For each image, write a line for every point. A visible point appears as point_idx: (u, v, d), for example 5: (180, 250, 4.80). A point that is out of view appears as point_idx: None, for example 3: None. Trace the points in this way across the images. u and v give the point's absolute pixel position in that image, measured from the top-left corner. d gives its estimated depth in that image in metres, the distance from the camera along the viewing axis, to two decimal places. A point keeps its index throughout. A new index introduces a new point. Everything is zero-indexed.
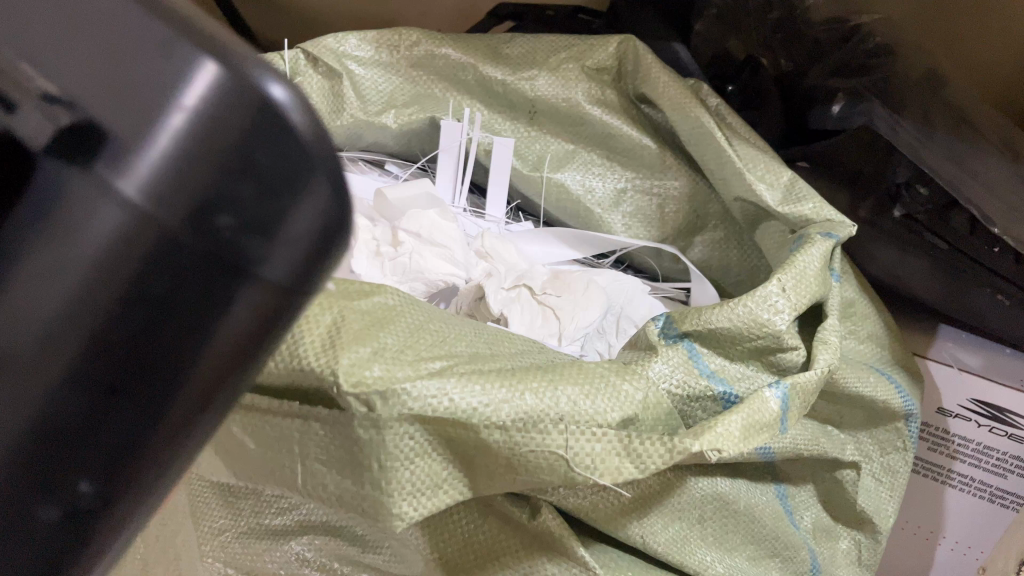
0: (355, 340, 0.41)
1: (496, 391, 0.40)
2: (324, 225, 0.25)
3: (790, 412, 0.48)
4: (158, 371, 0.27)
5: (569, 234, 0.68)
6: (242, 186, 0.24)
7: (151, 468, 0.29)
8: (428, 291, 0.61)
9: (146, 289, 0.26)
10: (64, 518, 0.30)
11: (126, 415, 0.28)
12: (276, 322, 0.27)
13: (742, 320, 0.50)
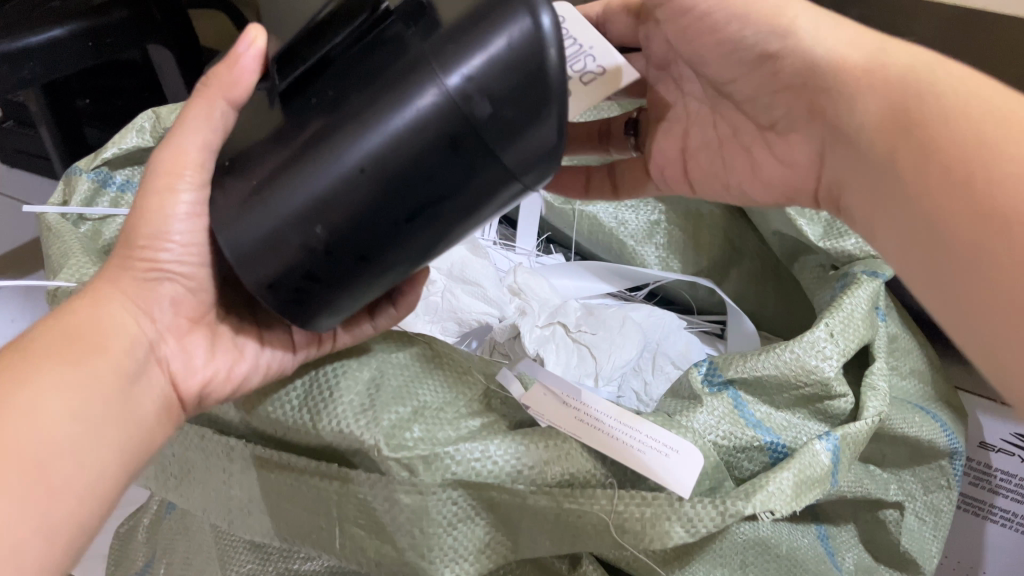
0: (395, 400, 0.40)
1: (541, 451, 0.40)
2: (551, 148, 0.30)
3: (841, 465, 0.46)
4: (432, 199, 0.31)
5: (601, 267, 0.66)
6: (500, 96, 0.29)
7: (403, 259, 0.33)
8: (460, 331, 0.60)
9: (404, 143, 0.30)
10: (302, 284, 0.34)
11: (398, 222, 0.31)
12: (488, 203, 0.31)
13: (789, 366, 0.48)
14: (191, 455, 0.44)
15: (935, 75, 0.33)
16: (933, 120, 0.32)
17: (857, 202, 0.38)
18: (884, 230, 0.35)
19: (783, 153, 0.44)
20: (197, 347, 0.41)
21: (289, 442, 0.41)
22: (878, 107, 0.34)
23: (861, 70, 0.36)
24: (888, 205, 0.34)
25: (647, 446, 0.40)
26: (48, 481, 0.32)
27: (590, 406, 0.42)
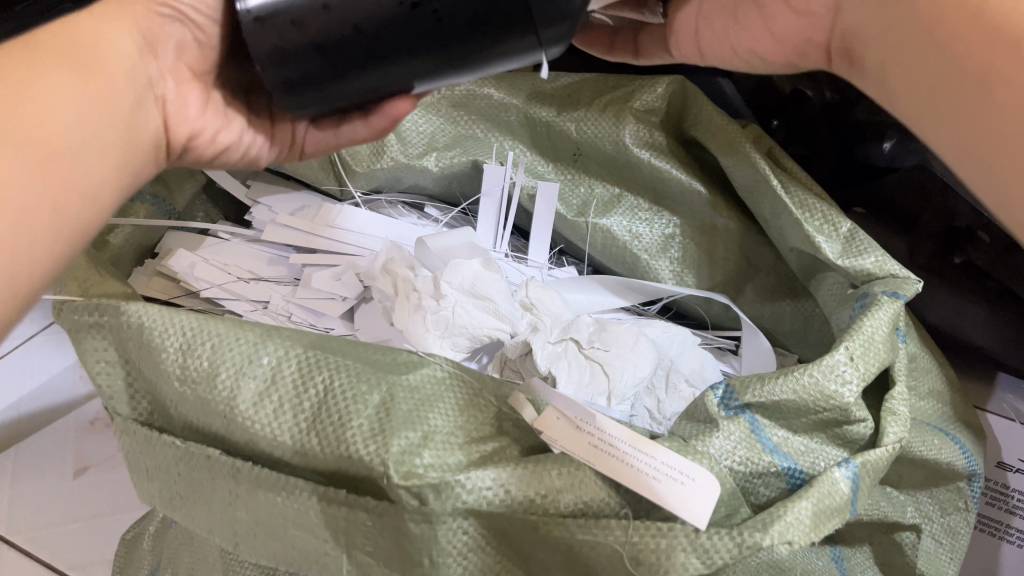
0: (405, 424, 0.39)
1: (555, 478, 0.39)
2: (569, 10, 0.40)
3: (860, 493, 0.45)
4: (441, 33, 0.39)
5: (616, 283, 0.65)
6: None
7: (357, 74, 0.40)
8: (471, 346, 0.59)
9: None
10: (280, 83, 0.40)
11: (386, 41, 0.39)
12: (495, 61, 0.42)
13: (808, 391, 0.47)
14: (196, 475, 0.43)
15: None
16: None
17: (892, 61, 0.43)
18: (915, 89, 0.41)
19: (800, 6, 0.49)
20: (193, 99, 0.48)
21: (294, 465, 0.40)
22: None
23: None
24: (923, 63, 0.40)
25: (661, 474, 0.39)
26: (60, 158, 0.34)
27: (602, 431, 0.40)
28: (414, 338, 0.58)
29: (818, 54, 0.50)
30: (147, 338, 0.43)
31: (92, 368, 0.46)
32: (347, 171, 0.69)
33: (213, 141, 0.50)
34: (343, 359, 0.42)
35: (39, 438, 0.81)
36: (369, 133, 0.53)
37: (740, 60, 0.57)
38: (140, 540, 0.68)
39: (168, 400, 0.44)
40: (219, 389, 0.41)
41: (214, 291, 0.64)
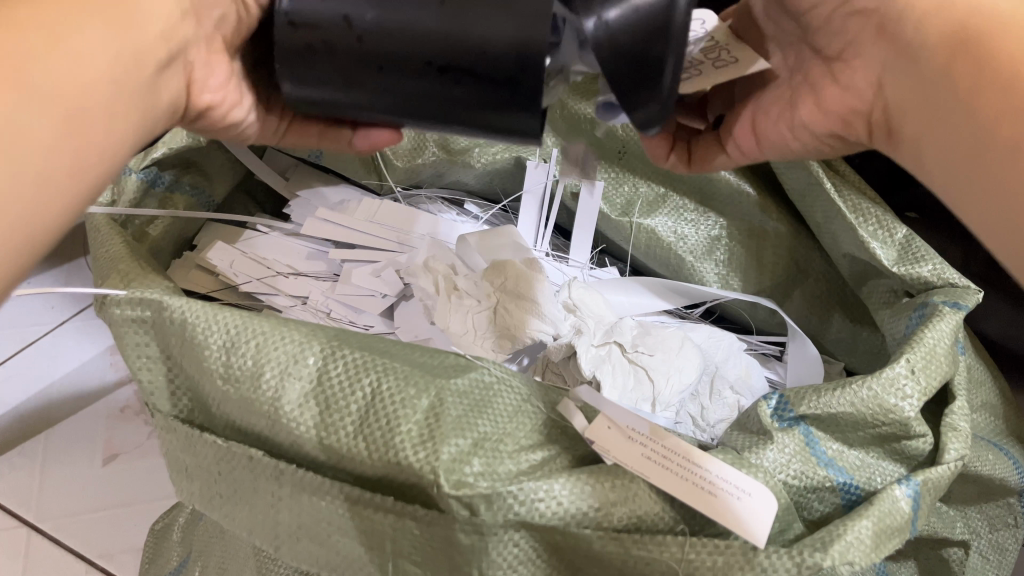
0: (455, 430, 0.38)
1: (610, 490, 0.38)
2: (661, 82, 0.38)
3: (921, 511, 0.44)
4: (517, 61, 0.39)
5: (660, 284, 0.64)
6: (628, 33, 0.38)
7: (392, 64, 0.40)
8: (511, 350, 0.57)
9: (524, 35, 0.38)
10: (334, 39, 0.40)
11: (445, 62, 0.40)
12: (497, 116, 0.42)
13: (866, 405, 0.45)
14: (237, 475, 0.42)
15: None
16: (989, 30, 0.34)
17: (909, 116, 0.39)
18: (940, 146, 0.37)
19: (845, 76, 0.44)
20: (219, 70, 0.47)
21: (340, 470, 0.39)
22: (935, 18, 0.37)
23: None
24: (936, 122, 0.37)
25: (718, 488, 0.38)
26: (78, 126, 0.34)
27: (657, 443, 0.39)
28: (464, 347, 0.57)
29: (859, 126, 0.45)
30: (190, 335, 0.43)
31: (134, 363, 0.45)
32: (386, 165, 0.68)
33: (226, 115, 0.49)
34: (390, 361, 0.41)
35: (69, 424, 0.81)
36: (350, 148, 0.57)
37: (797, 143, 0.49)
38: (170, 531, 0.67)
39: (209, 397, 0.44)
40: (264, 389, 0.40)
41: (253, 284, 0.63)
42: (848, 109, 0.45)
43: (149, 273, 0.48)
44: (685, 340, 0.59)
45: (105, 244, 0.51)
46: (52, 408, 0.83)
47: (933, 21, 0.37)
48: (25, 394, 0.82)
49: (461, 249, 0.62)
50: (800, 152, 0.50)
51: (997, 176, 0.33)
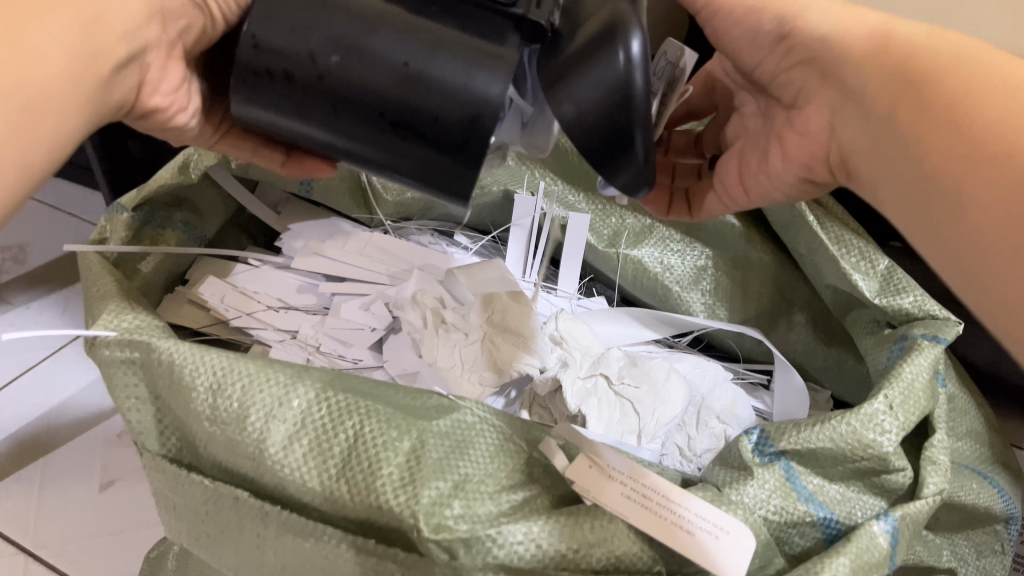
0: (435, 472, 0.39)
1: (588, 531, 0.38)
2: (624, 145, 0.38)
3: (900, 545, 0.44)
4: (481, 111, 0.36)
5: (648, 313, 0.65)
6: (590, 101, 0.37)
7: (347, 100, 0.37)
8: (498, 383, 0.58)
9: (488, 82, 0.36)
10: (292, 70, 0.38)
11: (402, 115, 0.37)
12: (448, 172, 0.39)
13: (845, 440, 0.46)
14: (224, 515, 0.43)
15: (898, 30, 0.37)
16: (934, 72, 0.34)
17: (863, 152, 0.40)
18: (892, 184, 0.37)
19: (798, 121, 0.45)
20: (174, 74, 0.44)
21: (323, 512, 0.40)
22: (876, 64, 0.37)
23: (864, 38, 0.39)
24: (888, 159, 0.37)
25: (697, 527, 0.38)
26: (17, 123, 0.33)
27: (637, 482, 0.39)
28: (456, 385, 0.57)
29: (822, 170, 0.45)
30: (178, 376, 0.43)
31: (122, 404, 0.46)
32: (377, 198, 0.69)
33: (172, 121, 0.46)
34: (373, 403, 0.42)
35: (67, 451, 0.81)
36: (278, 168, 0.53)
37: (773, 188, 0.49)
38: (165, 560, 0.67)
39: (197, 438, 0.44)
40: (248, 431, 0.41)
41: (243, 319, 0.64)
42: (808, 155, 0.45)
43: (138, 311, 0.48)
44: (672, 372, 0.60)
45: (96, 281, 0.52)
46: (49, 435, 0.82)
47: (877, 65, 0.37)
48: (22, 422, 0.83)
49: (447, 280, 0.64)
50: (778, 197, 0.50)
51: (943, 211, 0.33)
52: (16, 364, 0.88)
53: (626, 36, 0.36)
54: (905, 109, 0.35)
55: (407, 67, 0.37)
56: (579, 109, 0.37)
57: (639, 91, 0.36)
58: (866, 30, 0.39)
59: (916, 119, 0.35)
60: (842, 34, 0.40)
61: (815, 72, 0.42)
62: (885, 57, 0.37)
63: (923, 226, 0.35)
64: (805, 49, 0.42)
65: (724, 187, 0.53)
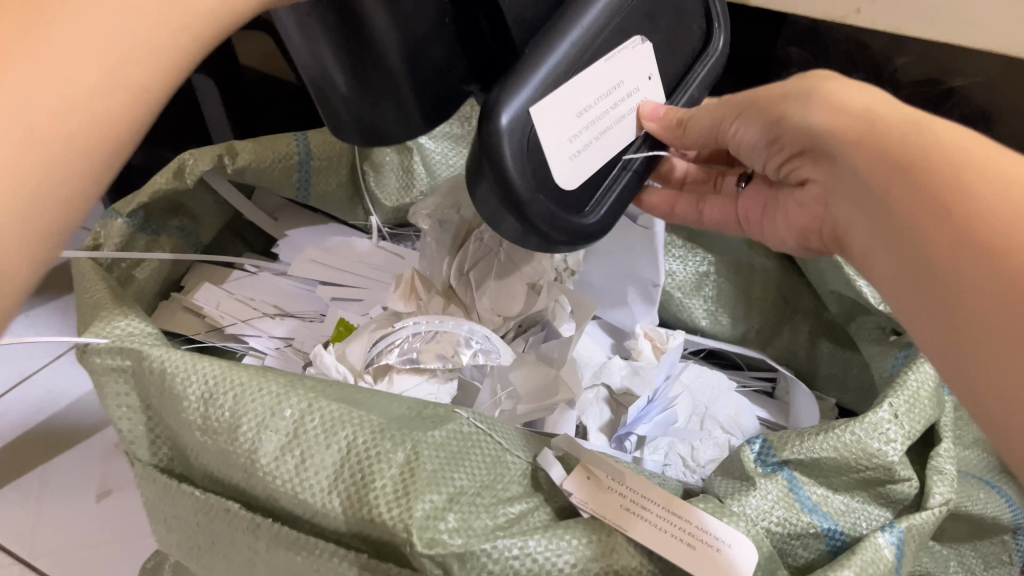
0: (431, 484, 0.38)
1: (582, 547, 0.37)
2: (516, 230, 0.44)
3: (906, 558, 0.43)
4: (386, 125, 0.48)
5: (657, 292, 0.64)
6: (483, 191, 0.42)
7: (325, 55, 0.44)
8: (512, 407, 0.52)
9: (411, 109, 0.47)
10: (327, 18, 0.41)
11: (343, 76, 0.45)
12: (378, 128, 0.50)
13: (850, 449, 0.45)
14: (215, 527, 0.42)
15: (880, 114, 0.36)
16: (925, 162, 0.32)
17: (858, 236, 0.36)
18: (881, 262, 0.34)
19: (802, 196, 0.45)
20: None
21: (315, 524, 0.39)
22: (866, 145, 0.35)
23: (852, 122, 0.37)
24: (885, 246, 0.33)
25: (698, 540, 0.38)
26: None
27: (636, 495, 0.40)
28: (474, 393, 0.55)
29: (818, 238, 0.46)
30: (169, 385, 0.43)
31: (113, 412, 0.45)
32: (375, 204, 0.70)
33: None
34: (366, 413, 0.41)
35: (65, 460, 0.81)
36: None
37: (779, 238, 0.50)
38: (159, 572, 0.65)
39: (189, 447, 0.43)
40: (240, 441, 0.40)
41: (238, 326, 0.62)
42: (809, 223, 0.46)
43: (133, 318, 0.48)
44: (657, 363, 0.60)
45: (90, 287, 0.51)
46: (47, 442, 0.82)
47: (864, 144, 0.35)
48: (22, 428, 0.83)
49: (461, 284, 0.57)
50: (782, 244, 0.51)
51: (933, 290, 0.30)
52: (12, 373, 0.88)
53: (499, 108, 0.40)
54: (890, 190, 0.33)
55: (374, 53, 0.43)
56: (479, 191, 0.43)
57: (510, 176, 0.41)
58: (856, 116, 0.37)
59: (906, 200, 0.32)
60: (831, 121, 0.38)
61: (814, 153, 0.40)
62: (874, 139, 0.35)
63: (912, 300, 0.31)
64: (792, 134, 0.42)
65: (746, 226, 0.54)
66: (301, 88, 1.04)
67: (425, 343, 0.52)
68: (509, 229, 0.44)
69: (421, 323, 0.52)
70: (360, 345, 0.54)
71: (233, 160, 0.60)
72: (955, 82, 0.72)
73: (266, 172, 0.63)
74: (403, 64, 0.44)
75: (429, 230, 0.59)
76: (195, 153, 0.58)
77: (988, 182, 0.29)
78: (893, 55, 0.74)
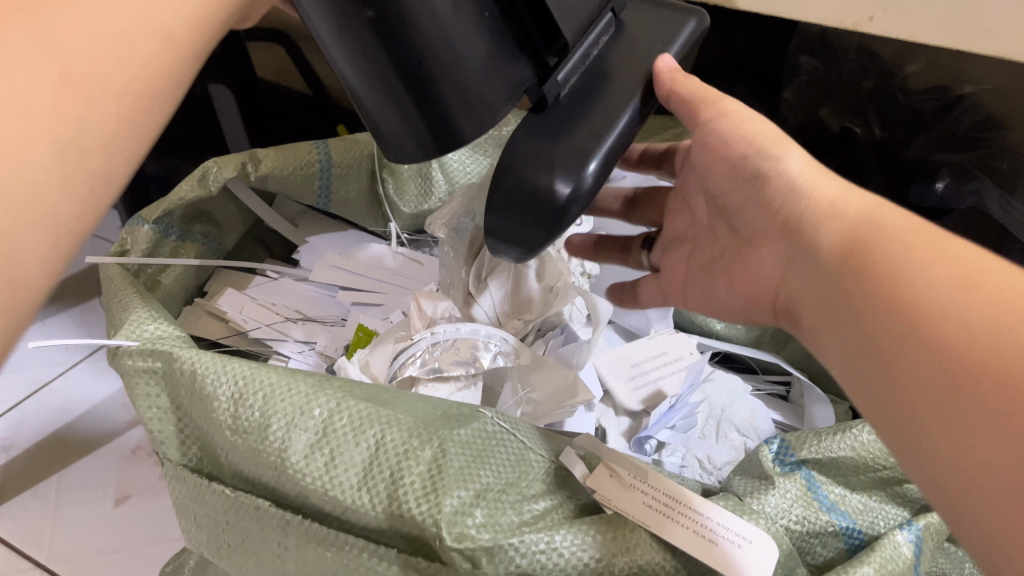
0: (458, 481, 0.38)
1: (604, 541, 0.38)
2: (517, 236, 0.40)
3: (924, 556, 0.44)
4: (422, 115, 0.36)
5: None
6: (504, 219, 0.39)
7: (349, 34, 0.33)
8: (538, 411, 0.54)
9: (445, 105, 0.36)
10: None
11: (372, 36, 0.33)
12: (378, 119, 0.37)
13: (868, 449, 0.47)
14: (245, 524, 0.43)
15: (884, 221, 0.35)
16: (884, 255, 0.33)
17: (813, 315, 0.37)
18: (835, 343, 0.34)
19: (756, 266, 0.43)
20: None
21: (344, 521, 0.40)
22: (838, 231, 0.36)
23: (845, 208, 0.37)
24: (843, 321, 0.34)
25: (719, 537, 0.39)
26: None
27: (659, 493, 0.40)
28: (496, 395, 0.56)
29: (767, 311, 0.43)
30: (200, 386, 0.44)
31: (144, 413, 0.46)
32: (393, 211, 0.71)
33: None
34: (393, 412, 0.42)
35: (83, 466, 0.81)
36: None
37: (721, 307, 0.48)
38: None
39: (218, 447, 0.44)
40: (270, 440, 0.41)
41: (262, 330, 0.63)
42: (755, 296, 0.44)
43: (161, 321, 0.49)
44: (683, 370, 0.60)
45: (117, 291, 0.52)
46: (66, 448, 0.83)
47: (833, 229, 0.36)
48: (39, 435, 0.84)
49: (479, 291, 0.56)
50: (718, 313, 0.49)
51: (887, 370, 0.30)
52: (30, 380, 0.89)
53: (576, 174, 0.37)
54: (857, 287, 0.33)
55: (417, 65, 0.34)
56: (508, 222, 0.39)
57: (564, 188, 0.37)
58: (846, 203, 0.37)
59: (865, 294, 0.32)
60: (830, 202, 0.38)
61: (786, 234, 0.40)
62: (847, 226, 0.36)
63: (862, 383, 0.32)
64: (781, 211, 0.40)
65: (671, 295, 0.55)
66: (314, 98, 1.06)
67: (441, 352, 0.52)
68: (506, 229, 0.40)
69: (438, 335, 0.52)
70: (382, 354, 0.55)
71: (256, 166, 0.61)
72: (964, 88, 0.74)
73: (287, 180, 0.64)
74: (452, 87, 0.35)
75: (445, 237, 0.59)
76: (219, 161, 0.59)
77: (951, 285, 0.29)
78: (902, 64, 0.76)
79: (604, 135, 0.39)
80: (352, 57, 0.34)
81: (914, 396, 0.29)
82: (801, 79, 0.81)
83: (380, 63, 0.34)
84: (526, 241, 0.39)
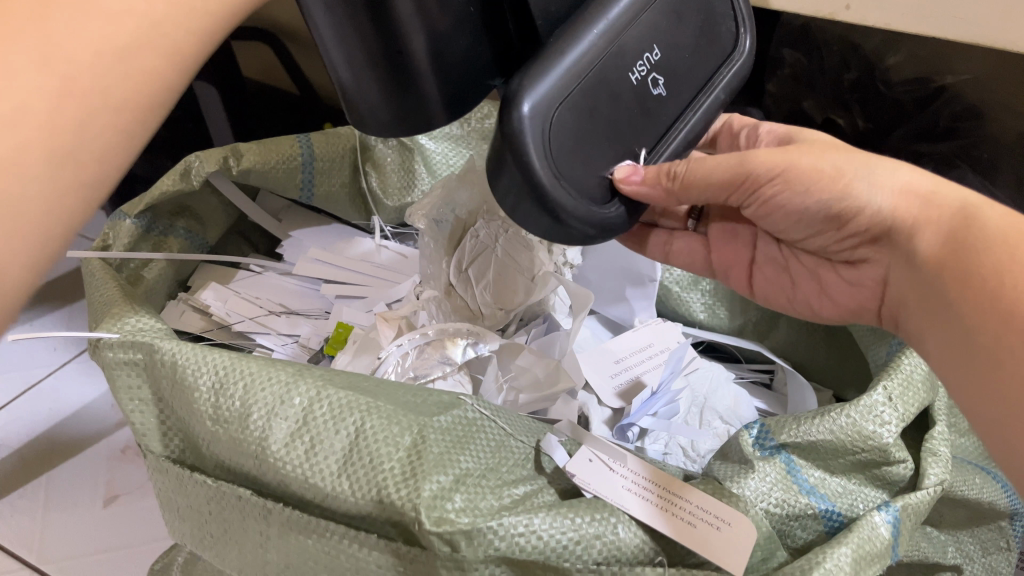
0: (437, 467, 0.39)
1: (586, 525, 0.38)
2: (530, 206, 0.40)
3: (902, 537, 0.44)
4: (408, 91, 0.40)
5: (655, 287, 0.65)
6: (520, 202, 0.40)
7: (334, 27, 0.38)
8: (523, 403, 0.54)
9: (429, 68, 0.40)
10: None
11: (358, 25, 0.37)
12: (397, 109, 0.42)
13: (846, 432, 0.46)
14: (227, 514, 0.43)
15: (942, 197, 0.41)
16: (976, 247, 0.38)
17: (914, 318, 0.42)
18: (933, 340, 0.40)
19: (851, 276, 0.48)
20: None
21: (326, 508, 0.40)
22: (927, 228, 0.41)
23: (913, 205, 0.42)
24: (940, 314, 0.39)
25: (698, 519, 0.39)
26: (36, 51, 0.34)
27: (638, 477, 0.42)
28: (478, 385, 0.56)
29: (870, 317, 0.48)
30: (181, 378, 0.44)
31: (126, 406, 0.46)
32: (377, 205, 0.72)
33: None
34: (374, 399, 0.42)
35: (70, 467, 0.81)
36: None
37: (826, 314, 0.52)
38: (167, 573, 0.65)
39: (200, 438, 0.44)
40: (251, 429, 0.41)
41: (247, 324, 0.64)
42: (859, 303, 0.48)
43: (141, 315, 0.49)
44: (662, 361, 0.60)
45: (100, 287, 0.52)
46: (52, 448, 0.83)
47: (925, 224, 0.41)
48: (28, 434, 0.84)
49: (461, 282, 0.56)
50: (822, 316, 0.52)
51: (983, 359, 0.35)
52: (20, 380, 0.89)
53: (518, 99, 0.38)
54: (948, 280, 0.39)
55: (401, 55, 0.39)
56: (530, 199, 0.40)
57: (530, 156, 0.38)
58: (918, 195, 0.42)
59: (955, 289, 0.38)
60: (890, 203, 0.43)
61: (869, 236, 0.44)
62: (937, 220, 0.41)
63: (955, 372, 0.37)
64: (860, 225, 0.44)
65: (718, 273, 0.57)
66: (302, 98, 1.06)
67: (415, 360, 0.53)
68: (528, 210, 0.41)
69: (404, 344, 0.53)
70: (361, 358, 0.55)
71: (238, 161, 0.61)
72: (946, 80, 0.73)
73: (270, 174, 0.64)
74: (428, 55, 0.39)
75: (426, 229, 0.57)
76: (200, 155, 0.59)
77: None
78: (884, 54, 0.75)
79: (557, 62, 0.39)
80: (344, 56, 0.39)
81: (1001, 365, 0.35)
82: (785, 72, 0.82)
83: (368, 53, 0.39)
84: (529, 207, 0.40)
